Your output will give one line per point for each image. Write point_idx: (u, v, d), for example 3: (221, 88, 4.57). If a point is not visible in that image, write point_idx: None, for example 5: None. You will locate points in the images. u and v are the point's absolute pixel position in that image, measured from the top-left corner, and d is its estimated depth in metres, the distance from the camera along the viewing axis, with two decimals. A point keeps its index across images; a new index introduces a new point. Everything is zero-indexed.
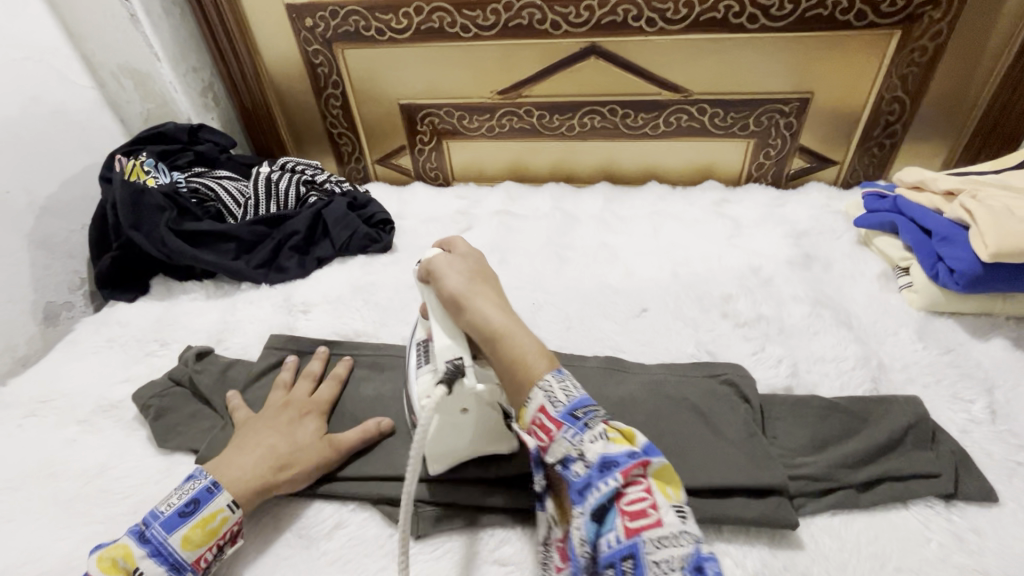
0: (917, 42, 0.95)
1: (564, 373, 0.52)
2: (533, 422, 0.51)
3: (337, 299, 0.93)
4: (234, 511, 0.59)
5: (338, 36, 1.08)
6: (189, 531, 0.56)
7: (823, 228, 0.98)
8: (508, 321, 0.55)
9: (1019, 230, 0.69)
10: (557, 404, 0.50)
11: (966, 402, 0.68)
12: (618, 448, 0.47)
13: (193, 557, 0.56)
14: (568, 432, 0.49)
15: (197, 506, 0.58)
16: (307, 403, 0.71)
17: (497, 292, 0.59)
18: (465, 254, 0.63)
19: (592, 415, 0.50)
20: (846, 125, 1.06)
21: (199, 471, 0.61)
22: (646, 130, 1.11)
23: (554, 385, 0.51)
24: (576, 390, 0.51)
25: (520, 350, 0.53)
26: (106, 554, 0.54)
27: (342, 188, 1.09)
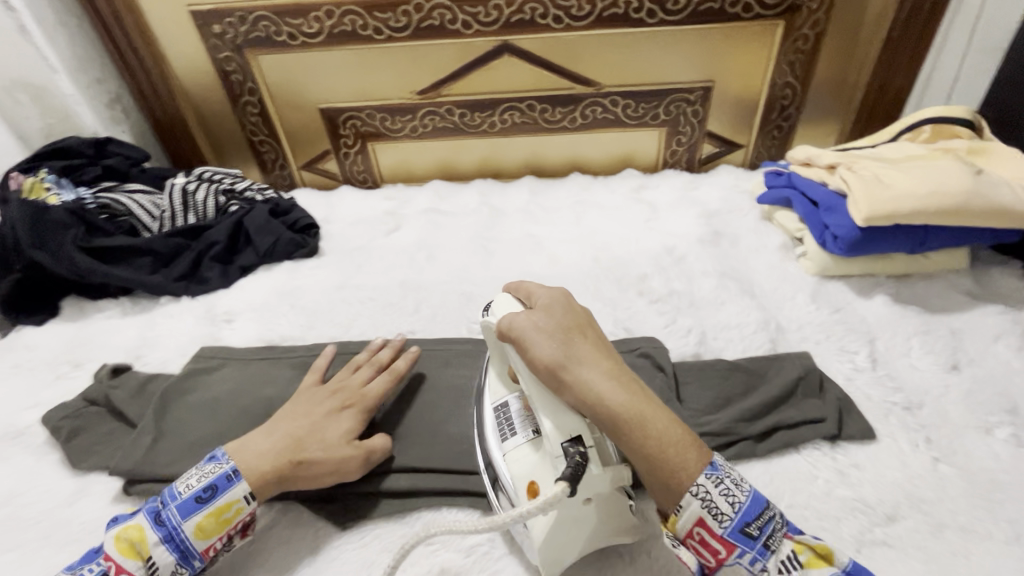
0: (800, 31, 1.03)
1: (718, 471, 0.50)
2: (696, 536, 0.50)
3: (262, 306, 0.92)
4: (248, 503, 0.59)
5: (250, 42, 1.07)
6: (202, 520, 0.56)
7: (731, 207, 1.05)
8: (627, 399, 0.52)
9: (885, 196, 0.77)
10: (724, 522, 0.49)
11: (851, 353, 0.75)
12: (816, 574, 0.48)
13: (203, 546, 0.56)
14: (745, 554, 0.49)
15: (213, 493, 0.58)
16: (355, 397, 0.69)
17: (604, 353, 0.56)
18: (554, 305, 0.59)
19: (769, 530, 0.50)
20: (747, 110, 1.14)
21: (221, 454, 0.61)
22: (564, 124, 1.16)
23: (714, 491, 0.49)
24: (745, 500, 0.49)
25: (654, 431, 0.51)
26: (123, 534, 0.55)
27: (263, 195, 1.07)
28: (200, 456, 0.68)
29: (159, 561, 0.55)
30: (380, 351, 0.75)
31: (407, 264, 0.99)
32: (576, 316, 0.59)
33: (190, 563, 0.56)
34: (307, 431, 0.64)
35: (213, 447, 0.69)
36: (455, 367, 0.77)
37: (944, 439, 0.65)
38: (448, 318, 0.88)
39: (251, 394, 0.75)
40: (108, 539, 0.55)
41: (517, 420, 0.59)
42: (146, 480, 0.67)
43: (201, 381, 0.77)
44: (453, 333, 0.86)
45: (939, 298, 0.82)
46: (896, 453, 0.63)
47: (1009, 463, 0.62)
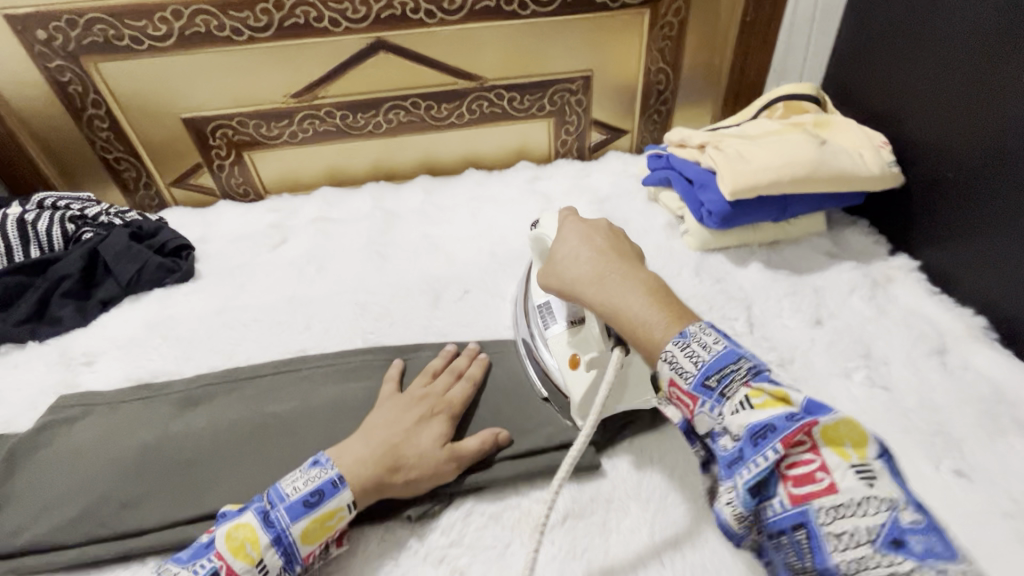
0: (665, 19, 1.08)
1: (687, 336, 0.49)
2: (671, 393, 0.50)
3: (129, 342, 0.82)
4: (350, 511, 0.56)
5: (85, 48, 0.95)
6: (309, 525, 0.54)
7: (620, 192, 1.09)
8: (608, 296, 0.56)
9: (747, 171, 0.83)
10: (687, 377, 0.48)
11: (731, 320, 0.81)
12: (770, 413, 0.43)
13: (306, 552, 0.54)
14: (705, 405, 0.47)
15: (321, 498, 0.55)
16: (442, 401, 0.66)
17: (601, 250, 0.60)
18: (564, 225, 0.65)
19: (730, 380, 0.46)
20: (628, 97, 1.18)
21: (325, 458, 0.59)
22: (452, 120, 1.14)
23: (676, 351, 0.48)
24: (706, 354, 0.47)
25: (627, 314, 0.53)
26: (234, 533, 0.52)
27: (123, 218, 0.96)
28: (59, 517, 0.61)
29: (269, 566, 0.52)
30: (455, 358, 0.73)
31: (296, 278, 0.93)
32: (596, 235, 0.62)
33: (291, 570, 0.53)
34: (401, 438, 0.61)
35: (74, 503, 0.62)
36: (355, 380, 0.73)
37: (810, 390, 0.71)
38: (343, 330, 0.84)
39: (123, 439, 0.67)
40: (218, 539, 0.52)
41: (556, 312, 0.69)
42: None
43: (53, 437, 0.68)
44: (348, 345, 0.82)
45: (804, 261, 0.90)
46: None
47: (864, 403, 0.69)
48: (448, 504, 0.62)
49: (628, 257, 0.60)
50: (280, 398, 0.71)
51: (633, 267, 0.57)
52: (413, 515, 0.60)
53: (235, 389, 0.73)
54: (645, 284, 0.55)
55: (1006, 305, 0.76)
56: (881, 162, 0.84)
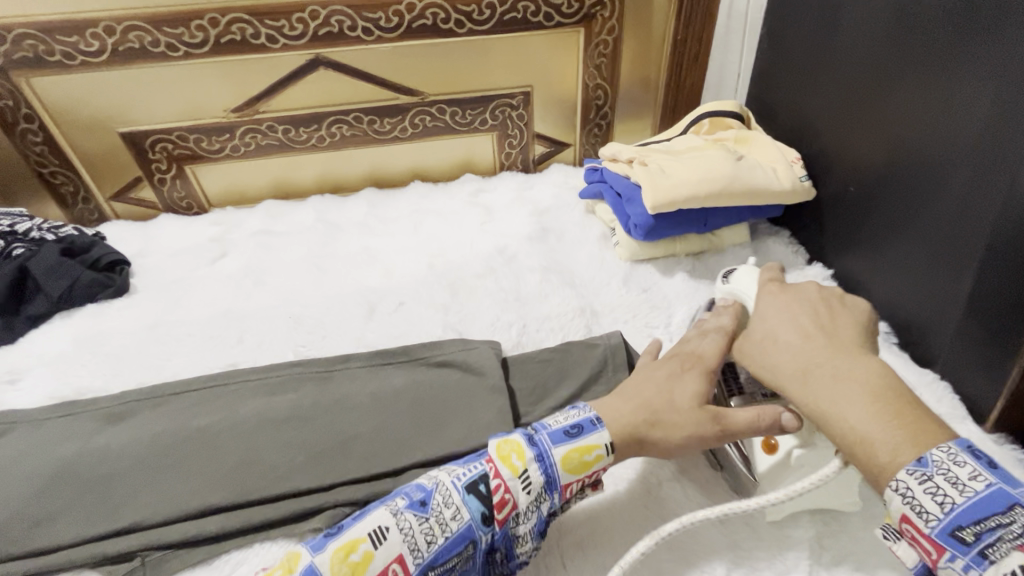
0: (599, 37, 1.12)
1: (928, 466, 0.43)
2: (903, 530, 0.45)
3: (56, 358, 0.82)
4: (606, 454, 0.58)
5: (15, 63, 0.94)
6: (568, 451, 0.57)
7: (560, 204, 1.12)
8: (821, 396, 0.51)
9: (667, 186, 0.86)
10: (930, 521, 0.42)
11: (653, 328, 0.85)
12: None
13: (564, 480, 0.56)
14: (957, 562, 0.41)
15: (579, 431, 0.58)
16: (694, 358, 0.63)
17: (814, 338, 0.56)
18: (763, 298, 0.63)
19: (994, 539, 0.40)
20: (568, 111, 1.21)
21: (581, 404, 0.62)
22: (395, 134, 1.16)
23: (913, 484, 0.43)
24: (956, 499, 0.41)
25: (843, 423, 0.49)
26: (503, 443, 0.57)
27: (56, 233, 0.96)
28: None
29: (531, 479, 0.55)
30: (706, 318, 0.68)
31: (233, 291, 0.94)
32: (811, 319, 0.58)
33: (550, 495, 0.56)
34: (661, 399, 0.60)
35: None
36: (280, 393, 0.74)
37: None
38: (275, 344, 0.84)
39: (41, 456, 0.67)
40: (490, 446, 0.57)
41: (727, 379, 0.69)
42: None
43: None
44: (279, 358, 0.82)
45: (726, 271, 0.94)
46: None
47: None
48: None
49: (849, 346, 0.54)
50: (205, 411, 0.72)
51: (855, 362, 0.52)
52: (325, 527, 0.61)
53: (158, 406, 0.73)
54: (869, 385, 0.50)
55: (919, 317, 0.79)
56: (793, 177, 0.89)
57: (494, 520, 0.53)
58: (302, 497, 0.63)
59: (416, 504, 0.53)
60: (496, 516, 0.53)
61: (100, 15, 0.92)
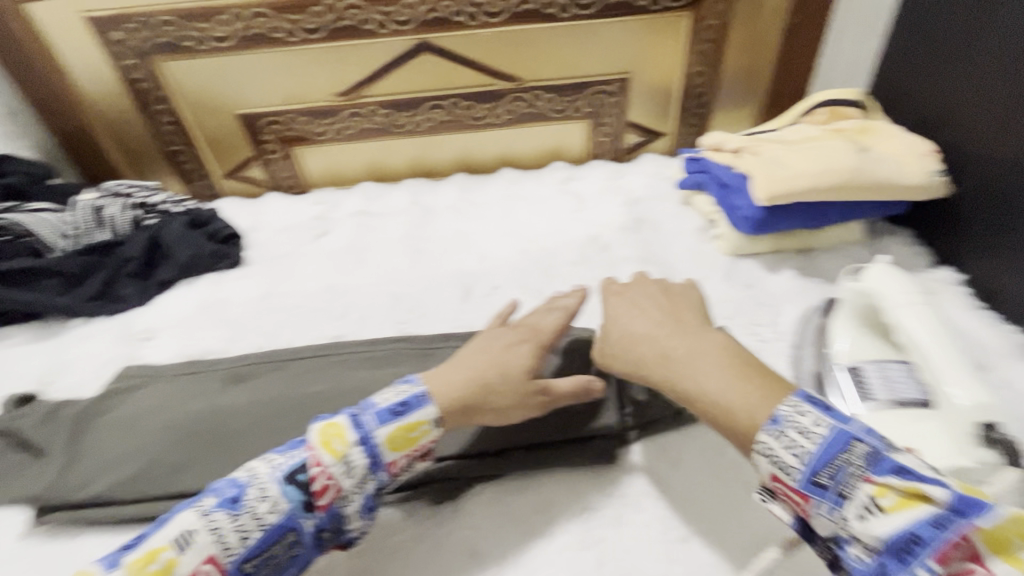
0: (706, 22, 1.07)
1: (779, 424, 0.48)
2: (776, 489, 0.49)
3: (182, 321, 0.89)
4: (434, 428, 0.60)
5: (154, 48, 1.02)
6: (397, 431, 0.57)
7: (653, 195, 1.09)
8: (682, 374, 0.57)
9: (783, 178, 0.82)
10: (794, 474, 0.47)
11: (759, 325, 0.80)
12: (908, 518, 0.40)
13: (391, 458, 0.57)
14: (823, 507, 0.45)
15: (407, 409, 0.59)
16: (534, 331, 0.69)
17: (658, 320, 0.64)
18: (608, 298, 0.71)
19: (845, 475, 0.45)
20: (666, 99, 1.18)
21: (416, 379, 0.63)
22: (490, 120, 1.17)
23: (774, 443, 0.48)
24: (808, 448, 0.46)
25: (703, 396, 0.55)
26: (326, 428, 0.57)
27: (182, 206, 1.03)
28: (117, 476, 0.67)
29: (354, 463, 0.55)
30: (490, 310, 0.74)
31: (336, 268, 0.98)
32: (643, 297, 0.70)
33: (376, 474, 0.57)
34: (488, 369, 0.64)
35: (131, 464, 0.68)
36: (385, 367, 0.77)
37: None
38: (376, 319, 0.88)
39: (175, 408, 0.73)
40: (312, 432, 0.57)
41: (867, 382, 0.64)
42: (63, 505, 0.66)
43: (116, 404, 0.74)
44: (382, 333, 0.85)
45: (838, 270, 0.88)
46: None
47: None
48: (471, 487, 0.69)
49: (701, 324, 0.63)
50: (316, 379, 0.76)
51: (707, 340, 0.59)
52: None
53: (275, 370, 0.78)
54: (723, 356, 0.56)
55: None
56: (927, 171, 0.82)
57: (316, 506, 0.54)
58: None
59: (227, 502, 0.52)
60: (316, 503, 0.54)
61: (229, 2, 0.98)
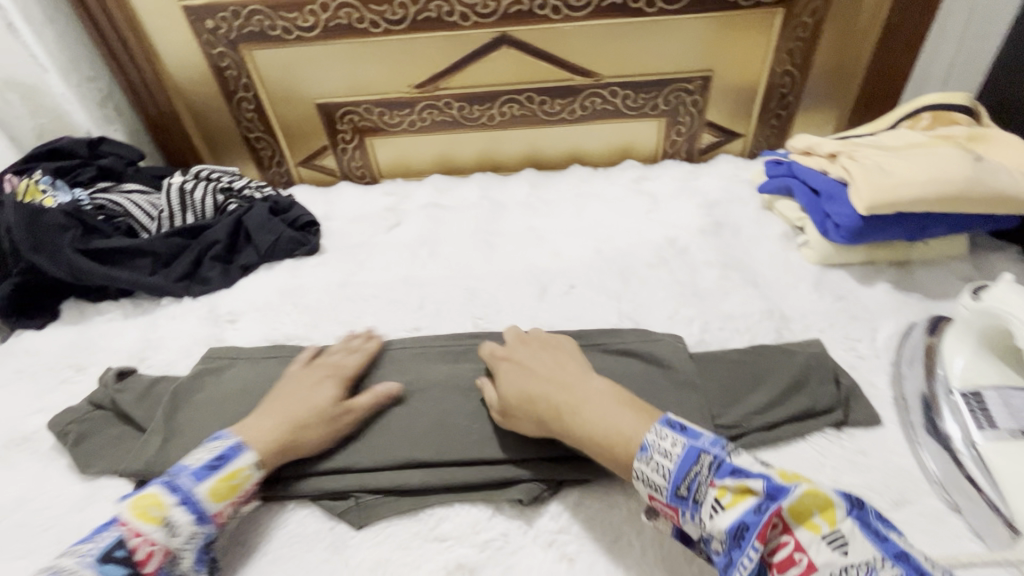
0: (798, 19, 1.03)
1: (647, 449, 0.51)
2: (655, 506, 0.52)
3: (264, 305, 0.91)
4: (255, 471, 0.61)
5: (243, 37, 1.05)
6: (216, 483, 0.58)
7: (732, 198, 1.05)
8: (578, 413, 0.58)
9: (888, 185, 0.77)
10: (661, 489, 0.49)
11: (855, 341, 0.77)
12: (739, 510, 0.44)
13: (216, 510, 0.57)
14: (687, 514, 0.48)
15: (224, 462, 0.59)
16: (334, 369, 0.72)
17: (556, 373, 0.63)
18: (498, 367, 0.67)
19: (698, 483, 0.47)
20: (747, 100, 1.13)
21: (226, 433, 0.63)
22: (564, 116, 1.15)
23: (646, 468, 0.51)
24: (669, 462, 0.49)
25: (601, 433, 0.55)
26: (138, 499, 0.55)
27: (262, 192, 1.06)
28: None
29: (177, 523, 0.55)
30: (352, 338, 0.77)
31: (410, 260, 0.99)
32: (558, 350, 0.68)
33: (204, 529, 0.56)
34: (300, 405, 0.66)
35: None
36: (465, 362, 0.76)
37: None
38: (452, 313, 0.88)
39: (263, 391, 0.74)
40: (121, 508, 0.54)
41: (993, 411, 0.60)
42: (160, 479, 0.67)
43: (207, 385, 0.76)
44: (458, 328, 0.85)
45: (940, 286, 0.83)
46: (901, 439, 0.65)
47: None
48: (556, 492, 0.63)
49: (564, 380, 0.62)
50: (396, 368, 0.76)
51: (587, 389, 0.59)
52: (524, 499, 0.62)
53: None
54: (607, 394, 0.58)
55: None
56: None
57: None
58: (496, 467, 0.64)
59: None
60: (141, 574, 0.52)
61: None
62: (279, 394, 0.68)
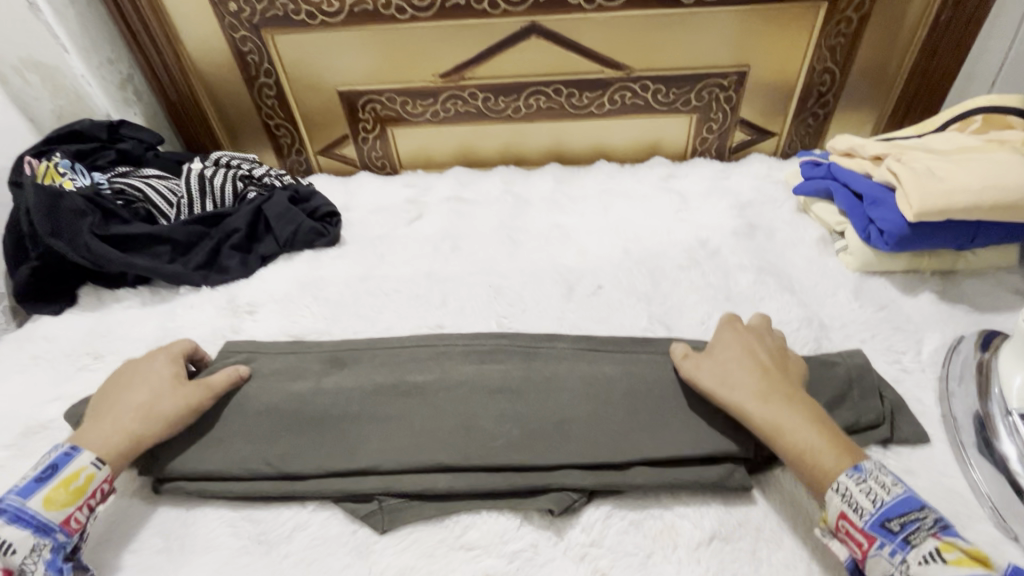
0: (843, 14, 0.98)
1: (862, 472, 0.53)
2: (837, 528, 0.52)
3: (284, 297, 0.89)
4: (99, 468, 0.59)
5: (266, 20, 1.02)
6: (51, 492, 0.56)
7: (765, 198, 1.02)
8: (774, 414, 0.58)
9: (939, 190, 0.73)
10: (864, 515, 0.51)
11: (899, 353, 0.73)
12: (966, 570, 0.45)
13: (61, 517, 0.56)
14: (886, 548, 0.49)
15: (55, 470, 0.58)
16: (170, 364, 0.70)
17: (758, 377, 0.61)
18: (726, 341, 0.67)
19: (915, 529, 0.49)
20: (783, 97, 1.09)
21: (58, 443, 0.61)
22: (592, 109, 1.12)
23: (854, 487, 0.52)
24: (886, 495, 0.51)
25: (792, 440, 0.56)
26: None
27: (282, 181, 1.04)
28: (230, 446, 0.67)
29: (11, 541, 0.53)
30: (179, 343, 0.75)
31: (432, 254, 0.96)
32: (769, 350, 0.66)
33: (52, 538, 0.55)
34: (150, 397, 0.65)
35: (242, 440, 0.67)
36: (490, 363, 0.74)
37: None
38: (476, 311, 0.85)
39: (280, 389, 0.71)
40: None
41: None
42: (177, 477, 0.65)
43: None
44: (482, 327, 0.83)
45: (988, 297, 0.79)
46: (949, 459, 0.62)
47: None
48: (587, 503, 0.62)
49: (779, 381, 0.61)
50: (418, 368, 0.73)
51: (799, 399, 0.59)
52: (554, 510, 0.60)
53: (377, 356, 0.76)
54: (813, 414, 0.58)
55: None
56: None
57: None
58: (523, 473, 0.62)
59: None
60: None
61: None
62: (113, 387, 0.67)
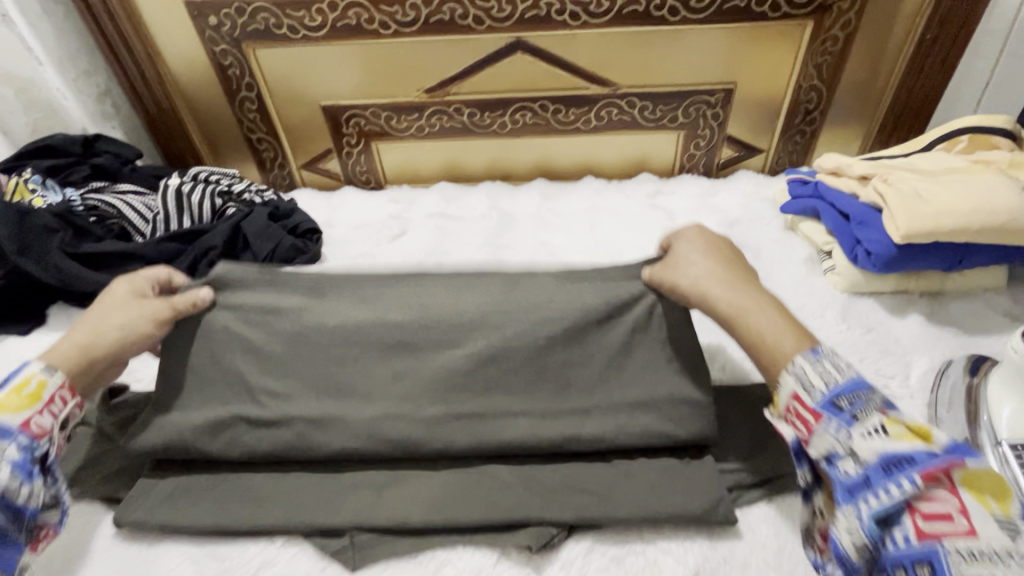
0: (829, 32, 0.98)
1: (821, 355, 0.52)
2: (789, 409, 0.53)
3: None
4: (52, 375, 0.58)
5: (248, 34, 1.01)
6: (4, 398, 0.55)
7: (753, 217, 1.01)
8: (739, 305, 0.58)
9: (926, 213, 0.73)
10: (815, 393, 0.51)
11: (887, 378, 0.72)
12: (908, 445, 0.45)
13: (19, 419, 0.55)
14: (832, 424, 0.49)
15: (7, 380, 0.57)
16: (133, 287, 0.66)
17: (721, 266, 0.62)
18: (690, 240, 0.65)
19: (862, 405, 0.49)
20: (769, 114, 1.09)
21: None
22: (578, 125, 1.10)
23: (809, 367, 0.52)
24: (838, 376, 0.50)
25: (758, 333, 0.56)
26: None
27: (263, 197, 1.02)
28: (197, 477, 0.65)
29: None
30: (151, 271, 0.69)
31: None
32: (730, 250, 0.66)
33: (12, 439, 0.54)
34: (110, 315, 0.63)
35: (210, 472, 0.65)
36: None
37: None
38: None
39: None
40: None
41: None
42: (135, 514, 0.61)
43: None
44: None
45: (976, 319, 0.78)
46: None
47: None
48: (567, 537, 0.59)
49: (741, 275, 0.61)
50: None
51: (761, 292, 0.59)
52: (533, 546, 0.57)
53: None
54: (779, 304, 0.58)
55: None
56: None
57: None
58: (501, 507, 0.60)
59: None
60: None
61: None
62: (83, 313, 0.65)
